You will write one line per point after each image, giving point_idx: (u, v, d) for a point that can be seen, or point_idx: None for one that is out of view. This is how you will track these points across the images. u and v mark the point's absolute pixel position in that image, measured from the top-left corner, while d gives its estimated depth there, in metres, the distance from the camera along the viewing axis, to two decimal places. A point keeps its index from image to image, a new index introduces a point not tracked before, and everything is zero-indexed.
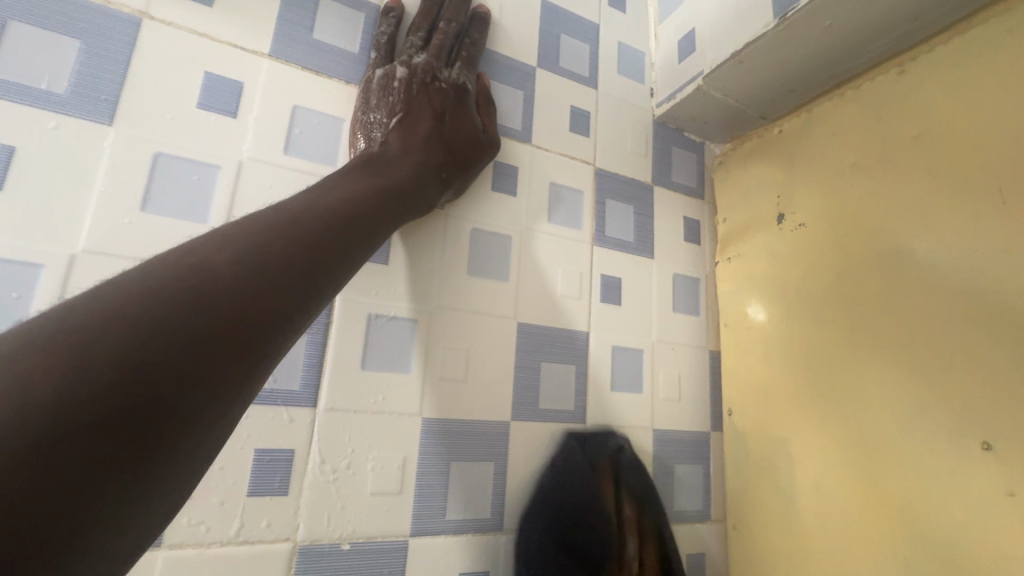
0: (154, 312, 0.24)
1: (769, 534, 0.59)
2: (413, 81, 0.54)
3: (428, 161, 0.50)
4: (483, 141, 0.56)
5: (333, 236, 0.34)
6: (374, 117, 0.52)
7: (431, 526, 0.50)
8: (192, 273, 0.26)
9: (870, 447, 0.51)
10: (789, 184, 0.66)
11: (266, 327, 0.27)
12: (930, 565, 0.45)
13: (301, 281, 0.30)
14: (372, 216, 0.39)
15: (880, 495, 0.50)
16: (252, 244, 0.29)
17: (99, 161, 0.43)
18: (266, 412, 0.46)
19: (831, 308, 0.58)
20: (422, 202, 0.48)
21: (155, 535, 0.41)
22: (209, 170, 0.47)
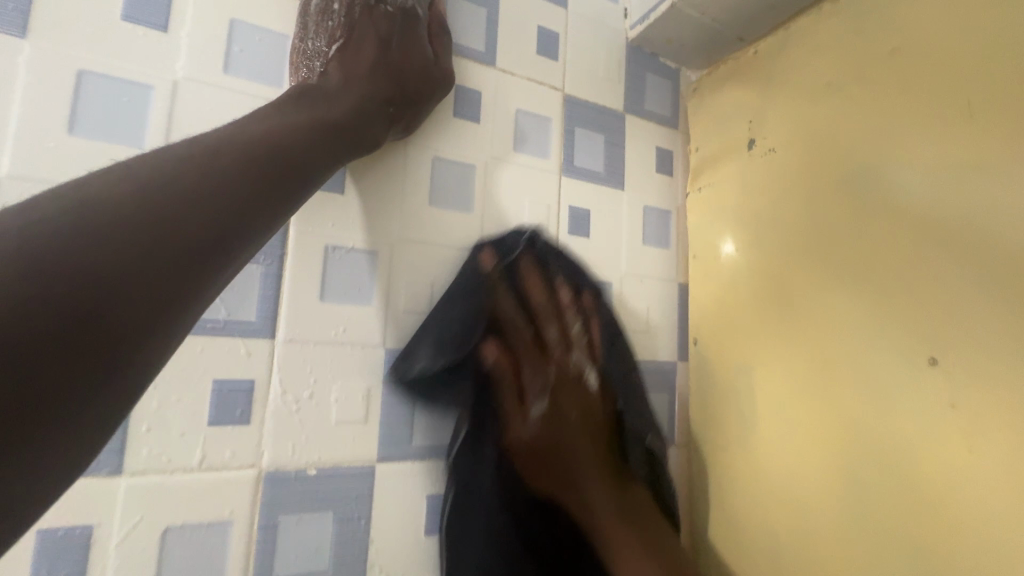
0: (66, 239, 0.22)
1: (730, 457, 0.61)
2: (355, 6, 0.50)
3: (373, 92, 0.47)
4: (437, 73, 0.52)
5: (274, 166, 0.33)
6: (313, 45, 0.48)
7: (398, 453, 0.52)
8: (122, 195, 0.25)
9: (824, 370, 0.53)
10: (761, 109, 0.63)
11: (190, 262, 0.26)
12: (875, 473, 0.48)
13: (246, 206, 0.30)
14: (313, 150, 0.37)
15: (835, 413, 0.52)
16: (175, 172, 0.28)
17: (14, 78, 0.40)
18: (221, 344, 0.45)
19: (796, 236, 0.57)
20: (368, 138, 0.45)
21: (114, 463, 0.42)
22: (141, 90, 0.44)
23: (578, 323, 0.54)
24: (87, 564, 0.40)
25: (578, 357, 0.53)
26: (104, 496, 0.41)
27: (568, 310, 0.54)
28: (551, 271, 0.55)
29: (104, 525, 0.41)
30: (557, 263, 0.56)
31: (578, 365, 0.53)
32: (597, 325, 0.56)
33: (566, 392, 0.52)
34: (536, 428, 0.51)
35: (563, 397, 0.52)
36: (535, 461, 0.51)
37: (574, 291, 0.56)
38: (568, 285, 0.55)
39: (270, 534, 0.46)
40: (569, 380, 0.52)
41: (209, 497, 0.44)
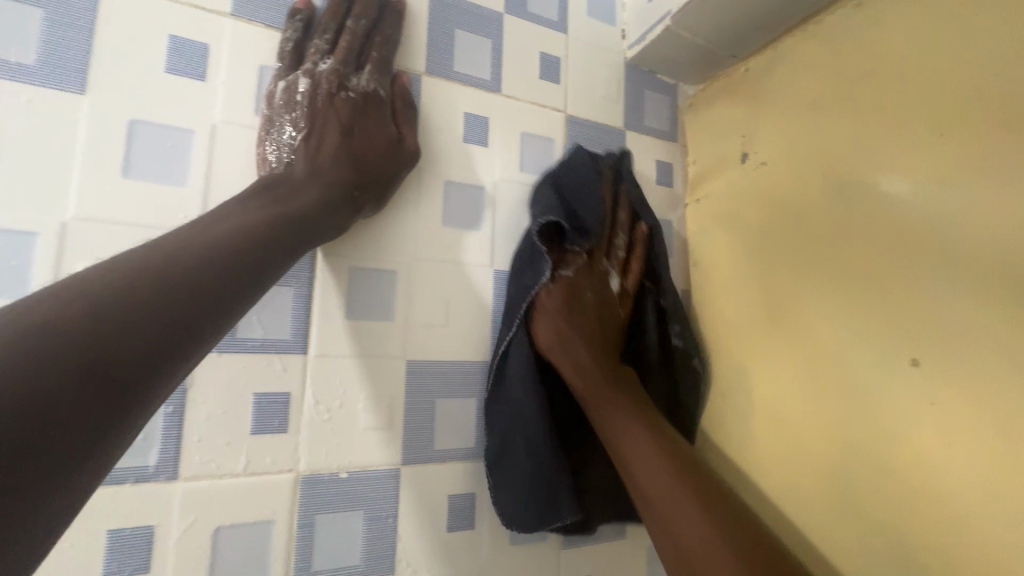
0: (92, 316, 0.28)
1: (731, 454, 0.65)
2: (318, 92, 0.51)
3: (338, 181, 0.49)
4: (401, 153, 0.55)
5: (244, 254, 0.38)
6: (279, 135, 0.50)
7: (421, 456, 0.56)
8: (122, 279, 0.30)
9: (815, 371, 0.56)
10: (753, 123, 0.67)
11: (181, 341, 0.31)
12: (864, 468, 0.51)
13: (218, 289, 0.34)
14: (279, 239, 0.41)
15: (826, 412, 0.55)
16: (171, 259, 0.33)
17: (76, 131, 0.45)
18: (260, 360, 0.50)
19: (787, 245, 0.60)
20: (332, 226, 0.48)
21: (171, 469, 0.46)
22: (184, 135, 0.49)
23: (624, 238, 0.63)
24: (150, 560, 0.45)
25: (606, 266, 0.60)
26: (164, 498, 0.46)
27: (622, 227, 0.63)
28: (617, 195, 0.64)
29: (164, 525, 0.46)
30: (637, 196, 0.64)
31: (607, 267, 0.60)
32: (639, 250, 0.63)
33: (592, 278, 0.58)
34: (546, 330, 0.55)
35: (588, 276, 0.58)
36: (552, 335, 0.55)
37: (631, 218, 0.64)
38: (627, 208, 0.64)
39: (308, 531, 0.51)
40: (599, 274, 0.59)
41: (254, 498, 0.49)
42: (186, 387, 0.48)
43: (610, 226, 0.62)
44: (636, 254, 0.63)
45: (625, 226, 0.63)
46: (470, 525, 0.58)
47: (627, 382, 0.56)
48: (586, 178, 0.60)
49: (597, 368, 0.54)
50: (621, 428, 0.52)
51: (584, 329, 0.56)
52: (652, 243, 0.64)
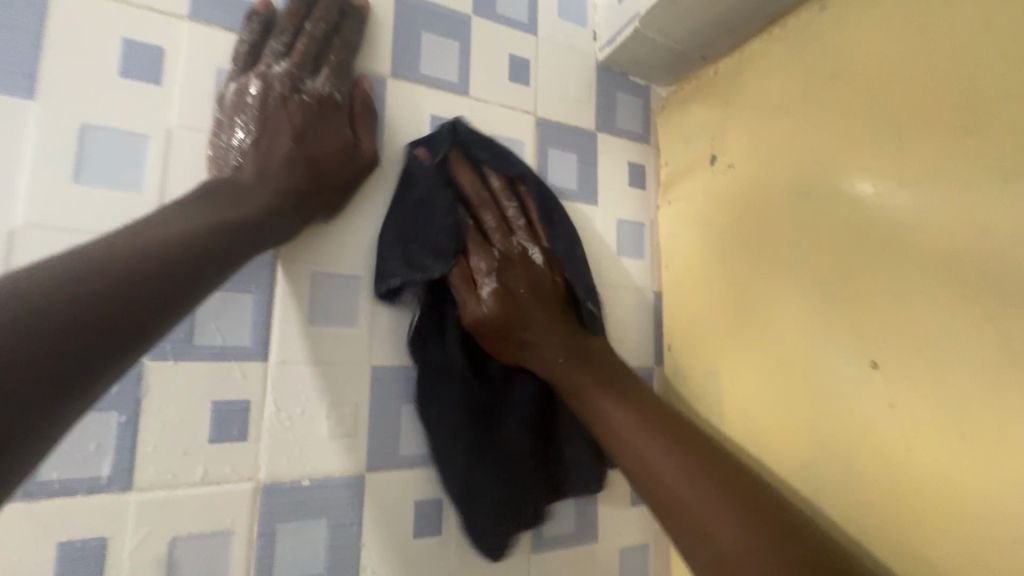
0: (30, 321, 0.28)
1: None
2: (270, 94, 0.50)
3: (288, 186, 0.49)
4: (356, 159, 0.54)
5: (175, 271, 0.37)
6: (228, 139, 0.49)
7: (386, 463, 0.55)
8: (61, 283, 0.31)
9: (783, 375, 0.56)
10: (721, 125, 0.67)
11: (117, 347, 0.32)
12: (828, 470, 0.51)
13: (143, 309, 0.34)
14: (213, 253, 0.40)
15: (793, 415, 0.55)
16: (113, 263, 0.34)
17: (24, 136, 0.44)
18: (218, 368, 0.50)
19: (757, 248, 0.60)
20: (277, 233, 0.48)
21: (125, 480, 0.46)
22: (138, 140, 0.48)
23: (513, 204, 0.59)
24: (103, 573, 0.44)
25: (521, 239, 0.59)
26: (117, 510, 0.45)
27: (500, 194, 0.59)
28: (479, 165, 0.60)
29: (117, 537, 0.45)
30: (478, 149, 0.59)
31: (521, 243, 0.58)
32: (531, 208, 0.61)
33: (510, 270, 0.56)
34: (490, 305, 0.54)
35: (507, 268, 0.55)
36: (489, 332, 0.55)
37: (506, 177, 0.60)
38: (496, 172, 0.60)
39: (268, 541, 0.50)
40: (517, 255, 0.57)
41: (212, 509, 0.48)
42: (141, 395, 0.47)
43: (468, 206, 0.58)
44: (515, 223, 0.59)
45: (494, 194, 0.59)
46: (436, 531, 0.57)
47: (591, 354, 0.57)
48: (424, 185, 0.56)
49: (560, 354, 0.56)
50: (599, 401, 0.54)
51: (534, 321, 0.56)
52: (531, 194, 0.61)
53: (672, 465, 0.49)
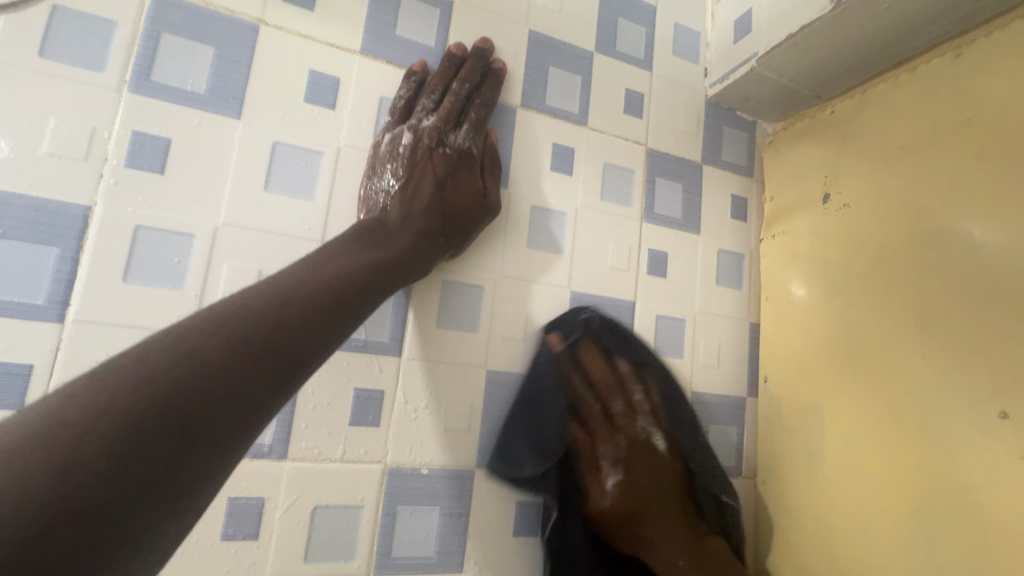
0: (203, 353, 0.31)
1: (799, 491, 0.65)
2: (419, 146, 0.58)
3: (428, 229, 0.55)
4: (485, 205, 0.59)
5: (279, 342, 0.35)
6: (380, 181, 0.56)
7: (495, 461, 0.60)
8: (232, 318, 0.34)
9: (898, 415, 0.56)
10: (838, 165, 0.68)
11: (271, 380, 0.33)
12: (946, 520, 0.50)
13: (239, 388, 0.31)
14: (314, 325, 0.38)
15: (907, 458, 0.54)
16: (273, 301, 0.37)
17: (230, 149, 0.53)
18: (362, 359, 0.56)
19: (870, 300, 0.61)
20: (416, 269, 0.53)
21: (282, 450, 0.52)
22: (314, 156, 0.56)
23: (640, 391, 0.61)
24: (259, 528, 0.51)
25: (646, 423, 0.60)
26: (274, 474, 0.52)
27: (629, 379, 0.62)
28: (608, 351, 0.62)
29: (273, 498, 0.52)
30: (644, 355, 0.63)
31: (648, 430, 0.60)
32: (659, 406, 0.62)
33: (639, 460, 0.59)
34: (611, 501, 0.57)
35: (637, 462, 0.58)
36: (613, 513, 0.57)
37: (631, 358, 0.63)
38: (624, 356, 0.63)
39: (391, 520, 0.55)
40: (641, 440, 0.60)
41: (348, 484, 0.54)
42: None
43: (628, 412, 0.60)
44: (648, 435, 0.60)
45: (648, 405, 0.62)
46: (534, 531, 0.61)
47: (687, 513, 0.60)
48: (573, 328, 0.61)
49: (670, 518, 0.59)
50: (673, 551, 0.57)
51: (642, 482, 0.58)
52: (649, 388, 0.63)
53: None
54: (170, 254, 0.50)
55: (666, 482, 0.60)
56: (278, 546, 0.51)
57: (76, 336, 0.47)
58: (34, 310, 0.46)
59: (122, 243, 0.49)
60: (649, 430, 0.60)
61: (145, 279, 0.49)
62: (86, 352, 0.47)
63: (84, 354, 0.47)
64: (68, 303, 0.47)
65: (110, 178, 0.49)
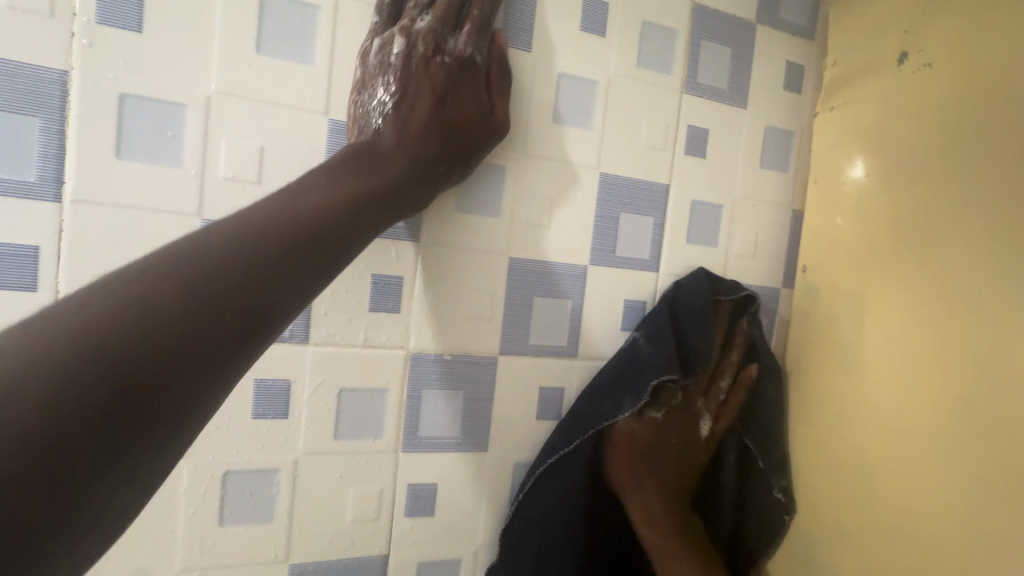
0: (157, 299, 0.28)
1: (823, 380, 0.63)
2: (412, 55, 0.48)
3: (424, 158, 0.48)
4: (488, 128, 0.52)
5: (244, 291, 0.32)
6: (370, 97, 0.48)
7: (519, 347, 0.59)
8: (190, 259, 0.31)
9: (948, 309, 0.52)
10: (923, 17, 0.57)
11: (235, 336, 0.31)
12: (986, 409, 0.49)
13: (202, 338, 0.29)
14: (282, 273, 0.34)
15: (950, 350, 0.52)
16: (236, 241, 0.33)
17: (214, 3, 0.46)
18: (378, 243, 0.53)
19: (938, 179, 0.54)
20: (410, 203, 0.48)
21: (304, 334, 0.52)
22: (310, 12, 0.49)
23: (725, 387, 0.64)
24: (288, 407, 0.52)
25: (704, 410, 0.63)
26: (298, 356, 0.52)
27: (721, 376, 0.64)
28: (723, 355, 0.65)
29: (299, 379, 0.52)
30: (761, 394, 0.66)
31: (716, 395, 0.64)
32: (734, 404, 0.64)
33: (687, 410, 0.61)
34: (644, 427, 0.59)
35: (677, 416, 0.60)
36: (635, 453, 0.59)
37: (742, 359, 0.65)
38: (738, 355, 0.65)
39: (415, 402, 0.56)
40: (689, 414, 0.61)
41: (372, 368, 0.54)
42: None
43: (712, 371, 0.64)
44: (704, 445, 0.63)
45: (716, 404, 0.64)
46: (557, 415, 0.61)
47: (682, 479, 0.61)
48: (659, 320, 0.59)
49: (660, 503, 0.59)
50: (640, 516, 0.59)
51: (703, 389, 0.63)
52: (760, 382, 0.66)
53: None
54: (164, 127, 0.46)
55: (691, 464, 0.61)
56: (308, 424, 0.53)
57: (77, 215, 0.44)
58: (28, 188, 0.43)
59: (109, 116, 0.44)
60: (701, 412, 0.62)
61: (138, 156, 0.45)
62: (91, 235, 0.45)
63: (90, 235, 0.45)
64: (63, 181, 0.44)
65: (84, 38, 0.43)
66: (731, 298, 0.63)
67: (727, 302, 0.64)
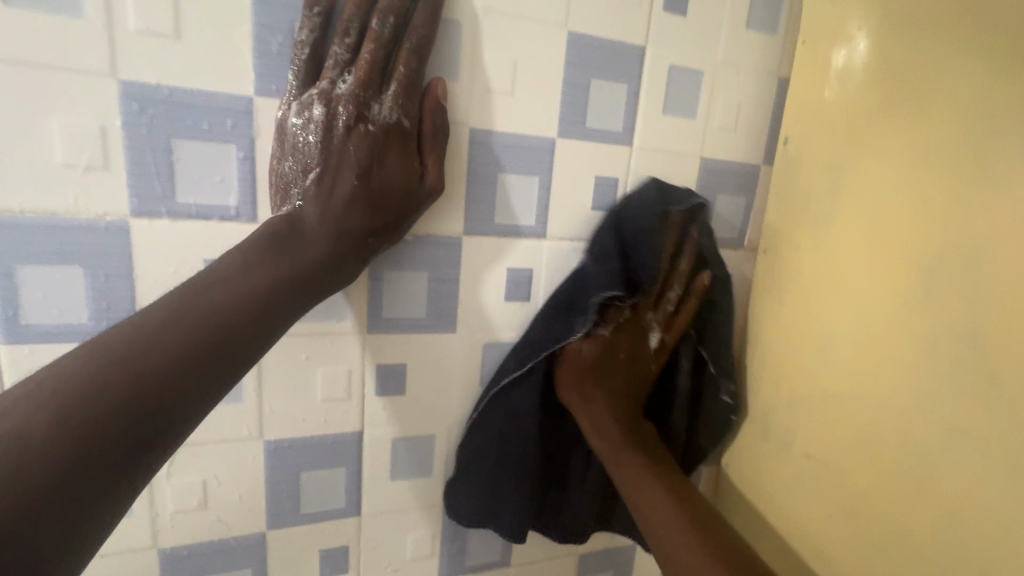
0: (132, 360, 0.33)
1: (788, 257, 0.62)
2: (334, 124, 0.45)
3: (347, 231, 0.46)
4: (420, 191, 0.49)
5: (202, 347, 0.36)
6: (289, 168, 0.46)
7: (484, 227, 0.56)
8: (155, 325, 0.35)
9: (912, 177, 0.49)
10: None
11: (201, 385, 0.35)
12: (927, 280, 0.48)
13: (173, 390, 0.34)
14: (185, 384, 0.34)
15: (904, 220, 0.50)
16: (190, 302, 0.37)
17: None
18: None
19: (927, 29, 0.49)
20: (341, 276, 0.47)
21: (251, 212, 0.48)
22: None
23: (674, 293, 0.62)
24: None
25: (653, 318, 0.61)
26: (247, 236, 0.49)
27: (676, 279, 0.61)
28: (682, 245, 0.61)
29: None
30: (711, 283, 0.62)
31: (650, 324, 0.61)
32: (692, 303, 0.62)
33: (630, 329, 0.59)
34: (589, 347, 0.57)
35: (625, 329, 0.59)
36: (582, 372, 0.58)
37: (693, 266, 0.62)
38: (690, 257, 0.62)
39: (377, 285, 0.54)
40: (640, 329, 0.60)
41: None
42: (251, 133, 0.47)
43: (663, 279, 0.61)
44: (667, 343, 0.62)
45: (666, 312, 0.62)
46: (525, 297, 0.60)
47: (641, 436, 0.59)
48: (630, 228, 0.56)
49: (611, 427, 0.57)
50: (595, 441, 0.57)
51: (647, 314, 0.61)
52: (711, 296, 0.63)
53: (670, 516, 0.52)
54: None
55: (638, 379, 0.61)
56: None
57: None
58: None
59: None
60: (652, 324, 0.61)
61: (30, 2, 0.39)
62: None
63: None
64: None
65: None
66: (684, 208, 0.59)
67: (680, 212, 0.59)
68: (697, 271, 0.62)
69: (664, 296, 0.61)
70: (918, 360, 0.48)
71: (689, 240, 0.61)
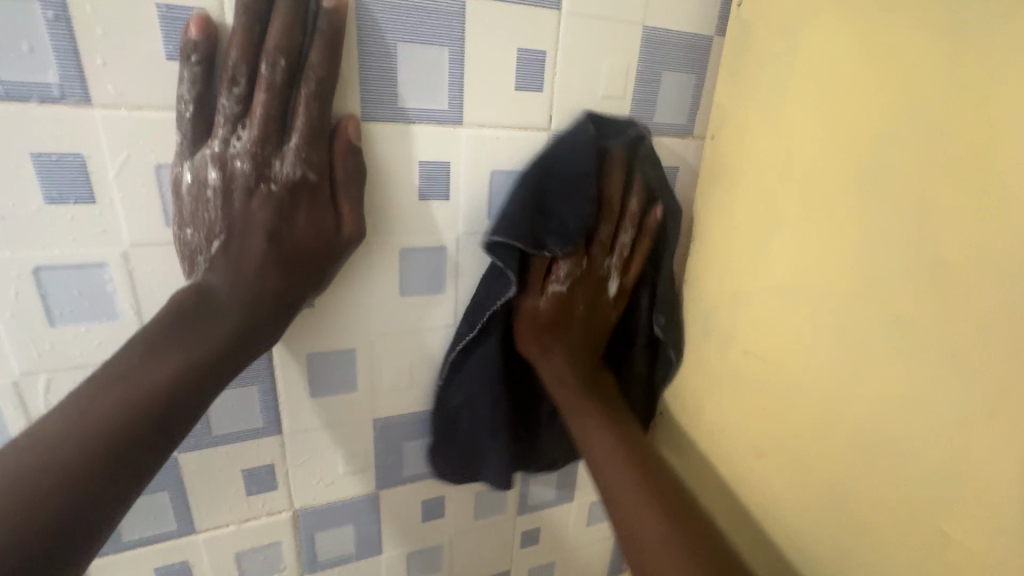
0: (40, 473, 0.31)
1: (734, 143, 0.56)
2: (234, 185, 0.43)
3: (263, 293, 0.44)
4: (338, 244, 0.47)
5: (116, 443, 0.34)
6: (194, 236, 0.44)
7: (386, 113, 0.48)
8: (63, 431, 0.33)
9: (867, 35, 0.42)
10: None
11: (122, 483, 0.34)
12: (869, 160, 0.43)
13: (88, 495, 0.32)
14: (93, 485, 0.32)
15: (852, 91, 0.44)
16: (97, 398, 0.35)
17: None
18: None
19: None
20: (260, 343, 0.45)
21: (81, 95, 0.40)
22: None
23: (626, 235, 0.56)
24: (93, 189, 0.42)
25: (611, 263, 0.57)
26: (82, 125, 0.40)
27: (625, 223, 0.56)
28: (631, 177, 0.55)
29: (95, 155, 0.41)
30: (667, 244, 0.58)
31: (608, 271, 0.57)
32: (647, 241, 0.57)
33: (587, 282, 0.56)
34: (547, 303, 0.56)
35: (583, 282, 0.56)
36: (538, 327, 0.57)
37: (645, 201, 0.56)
38: (641, 193, 0.55)
39: None
40: (597, 277, 0.57)
41: None
42: None
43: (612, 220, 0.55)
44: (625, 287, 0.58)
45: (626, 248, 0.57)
46: (444, 196, 0.54)
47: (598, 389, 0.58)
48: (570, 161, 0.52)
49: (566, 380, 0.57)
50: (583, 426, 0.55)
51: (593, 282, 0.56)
52: (663, 229, 0.57)
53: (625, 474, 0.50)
54: None
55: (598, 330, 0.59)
56: (125, 209, 0.43)
57: None
58: None
59: None
60: (610, 270, 0.57)
61: None
62: None
63: None
64: None
65: None
66: (624, 140, 0.54)
67: (620, 145, 0.54)
68: (647, 207, 0.56)
69: (615, 241, 0.56)
70: (869, 247, 0.43)
71: (642, 176, 0.55)
